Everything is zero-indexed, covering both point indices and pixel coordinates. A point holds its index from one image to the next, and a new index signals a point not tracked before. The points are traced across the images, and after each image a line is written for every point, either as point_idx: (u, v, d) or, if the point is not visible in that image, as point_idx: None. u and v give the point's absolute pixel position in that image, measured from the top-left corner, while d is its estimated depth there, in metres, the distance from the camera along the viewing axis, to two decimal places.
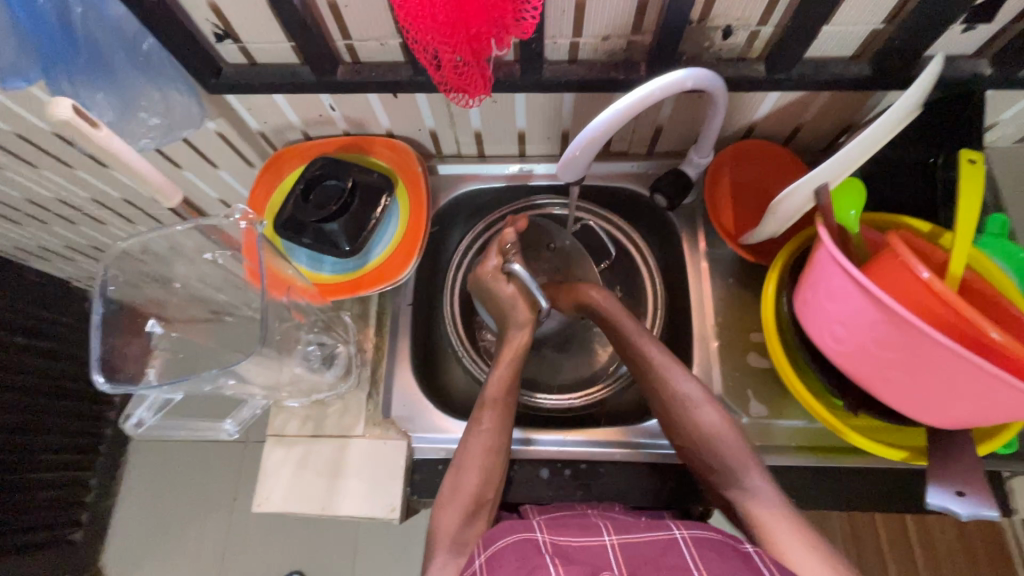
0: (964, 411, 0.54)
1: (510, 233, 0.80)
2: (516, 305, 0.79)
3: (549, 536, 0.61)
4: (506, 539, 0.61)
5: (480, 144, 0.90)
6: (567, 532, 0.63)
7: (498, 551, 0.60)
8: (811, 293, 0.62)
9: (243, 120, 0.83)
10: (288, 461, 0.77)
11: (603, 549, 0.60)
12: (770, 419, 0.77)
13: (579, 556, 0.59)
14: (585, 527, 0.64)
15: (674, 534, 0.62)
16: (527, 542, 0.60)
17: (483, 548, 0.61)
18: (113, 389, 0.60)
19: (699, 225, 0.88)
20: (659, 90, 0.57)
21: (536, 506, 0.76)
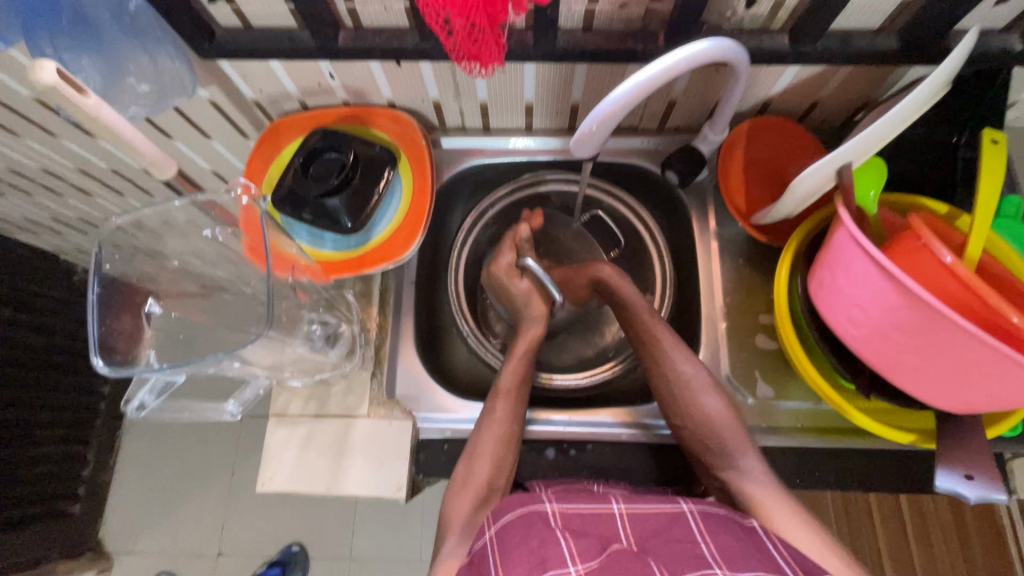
0: (979, 396, 0.54)
1: (525, 229, 0.82)
2: (531, 302, 0.81)
3: (557, 507, 0.60)
4: (515, 513, 0.59)
5: (485, 117, 0.87)
6: (576, 500, 0.62)
7: (505, 525, 0.58)
8: (827, 275, 0.61)
9: (236, 87, 0.79)
10: (291, 442, 0.76)
11: (609, 519, 0.59)
12: (775, 400, 0.77)
13: (585, 527, 0.58)
14: (592, 497, 0.62)
15: (682, 507, 0.60)
16: (537, 513, 0.58)
17: (493, 521, 0.60)
18: (112, 372, 0.58)
19: (709, 204, 0.87)
20: (683, 62, 0.55)
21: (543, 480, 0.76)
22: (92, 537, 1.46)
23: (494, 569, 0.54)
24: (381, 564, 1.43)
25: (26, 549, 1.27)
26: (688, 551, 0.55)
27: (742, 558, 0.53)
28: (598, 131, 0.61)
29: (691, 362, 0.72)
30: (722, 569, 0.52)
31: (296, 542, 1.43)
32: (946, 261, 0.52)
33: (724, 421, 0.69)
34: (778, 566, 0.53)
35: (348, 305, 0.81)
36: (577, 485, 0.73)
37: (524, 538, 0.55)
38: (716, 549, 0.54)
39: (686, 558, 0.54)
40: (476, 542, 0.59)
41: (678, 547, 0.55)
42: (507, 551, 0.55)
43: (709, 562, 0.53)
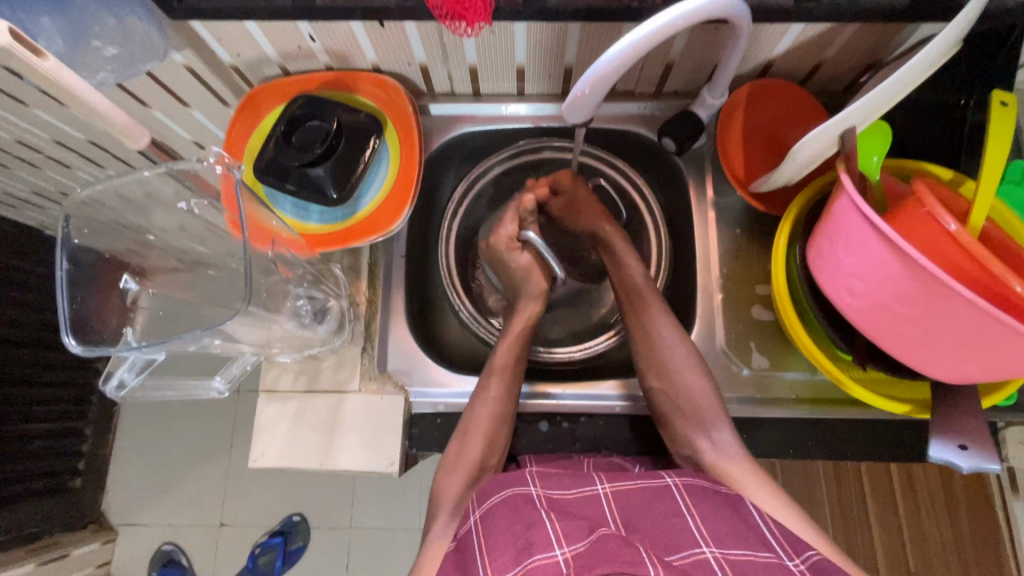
0: (976, 367, 0.53)
1: (530, 200, 0.80)
2: (531, 276, 0.79)
3: (542, 489, 0.59)
4: (500, 496, 0.59)
5: (475, 81, 0.83)
6: (560, 482, 0.61)
7: (490, 509, 0.59)
8: (827, 245, 0.59)
9: (213, 51, 0.75)
10: (282, 418, 0.76)
11: (596, 499, 0.59)
12: (772, 371, 0.76)
13: (572, 509, 0.57)
14: (577, 476, 0.61)
15: (668, 482, 0.60)
16: (519, 496, 0.58)
17: (478, 505, 0.61)
18: (86, 351, 0.57)
19: (707, 173, 0.84)
20: (683, 17, 0.51)
21: (535, 454, 0.75)
22: (94, 511, 1.47)
23: (480, 552, 0.55)
24: (380, 532, 1.45)
25: (27, 524, 1.28)
26: (676, 528, 0.55)
27: (729, 536, 0.55)
28: (587, 99, 0.58)
29: (678, 337, 0.72)
30: (709, 546, 0.53)
31: (296, 513, 1.46)
32: (949, 229, 0.51)
33: (706, 399, 0.69)
34: (770, 546, 0.55)
35: (336, 280, 0.79)
36: (568, 461, 0.72)
37: (510, 523, 0.55)
38: (704, 525, 0.55)
39: (675, 537, 0.54)
40: (462, 528, 0.61)
41: (667, 523, 0.56)
42: (494, 536, 0.55)
43: (698, 541, 0.54)
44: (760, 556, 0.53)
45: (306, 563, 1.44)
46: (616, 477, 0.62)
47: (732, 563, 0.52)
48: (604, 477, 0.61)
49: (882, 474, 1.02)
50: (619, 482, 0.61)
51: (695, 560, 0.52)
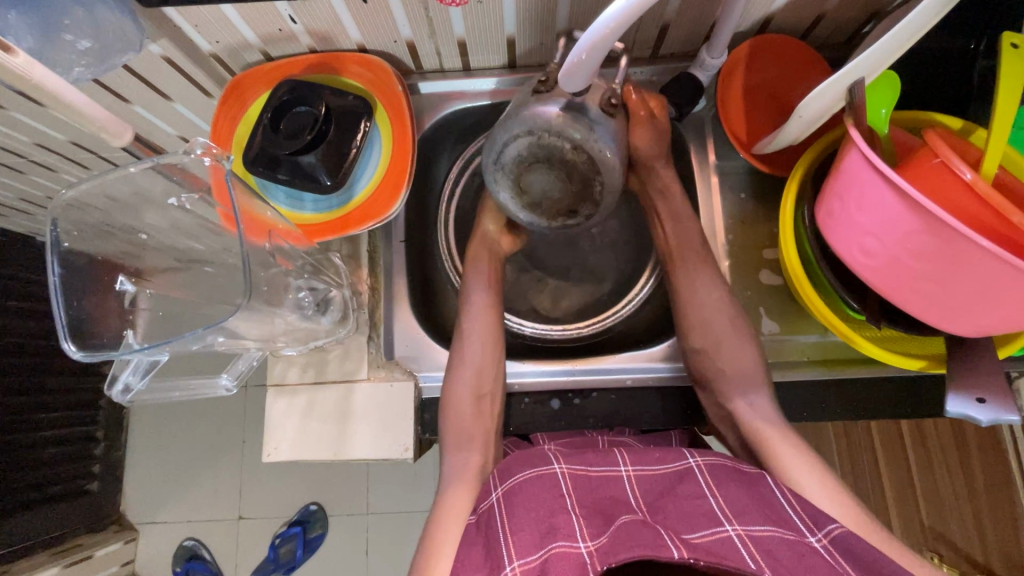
0: (994, 318, 0.52)
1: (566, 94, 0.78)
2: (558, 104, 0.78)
3: (566, 466, 0.59)
4: (525, 473, 0.58)
5: (465, 56, 0.81)
6: (585, 458, 0.61)
7: (514, 484, 0.58)
8: (838, 204, 0.58)
9: (191, 40, 0.72)
10: (292, 411, 0.75)
11: (617, 481, 0.59)
12: (783, 335, 0.76)
13: (595, 492, 0.58)
14: (599, 454, 0.61)
15: (689, 463, 0.60)
16: (545, 476, 0.57)
17: (500, 481, 0.60)
18: (86, 356, 0.56)
19: (708, 137, 0.82)
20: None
21: (548, 432, 0.76)
22: (112, 512, 1.48)
23: (503, 526, 0.54)
24: (397, 516, 1.47)
25: (48, 529, 1.29)
26: (698, 507, 0.55)
27: (751, 512, 0.54)
28: (584, 65, 0.56)
29: (723, 295, 0.72)
30: (731, 524, 0.53)
31: (313, 502, 1.47)
32: (965, 178, 0.49)
33: (753, 368, 0.69)
34: (790, 523, 0.53)
35: (336, 268, 0.76)
36: (581, 439, 0.73)
37: (533, 506, 0.55)
38: (725, 503, 0.55)
39: (695, 517, 0.54)
40: (484, 504, 0.59)
41: (690, 504, 0.56)
42: (517, 514, 0.55)
43: (719, 520, 0.53)
44: (785, 534, 0.52)
45: (327, 550, 1.46)
46: (639, 456, 0.62)
47: (757, 538, 0.51)
48: (628, 458, 0.61)
49: (897, 433, 1.00)
50: (642, 462, 0.61)
51: (716, 537, 0.52)
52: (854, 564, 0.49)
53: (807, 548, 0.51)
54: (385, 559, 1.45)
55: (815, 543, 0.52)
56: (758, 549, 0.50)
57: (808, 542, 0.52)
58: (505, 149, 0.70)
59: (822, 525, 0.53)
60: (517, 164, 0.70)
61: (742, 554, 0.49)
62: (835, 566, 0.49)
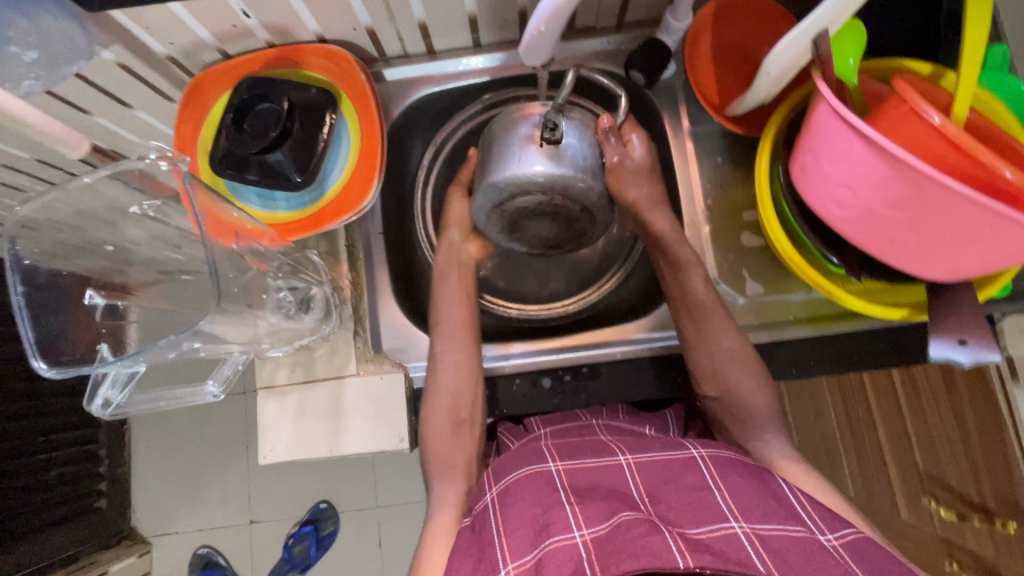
0: (971, 261, 0.52)
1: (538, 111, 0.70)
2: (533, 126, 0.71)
3: (561, 463, 0.59)
4: (522, 471, 0.59)
5: (427, 38, 0.79)
6: (583, 454, 0.61)
7: (513, 484, 0.58)
8: (811, 159, 0.57)
9: (144, 44, 0.70)
10: (284, 413, 0.75)
11: (618, 469, 0.58)
12: (768, 295, 0.76)
13: (594, 482, 0.57)
14: (598, 449, 0.61)
15: (693, 454, 0.59)
16: (542, 474, 0.57)
17: (495, 482, 0.60)
18: (58, 373, 0.57)
19: (681, 102, 0.81)
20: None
21: (543, 417, 0.75)
22: (124, 528, 1.49)
23: (497, 526, 0.54)
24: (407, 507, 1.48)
25: (61, 549, 1.29)
26: (701, 499, 0.53)
27: (758, 509, 0.52)
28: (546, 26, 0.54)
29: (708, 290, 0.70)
30: (738, 519, 0.51)
31: (322, 501, 1.48)
32: (934, 123, 0.49)
33: (737, 356, 0.69)
34: (801, 520, 0.52)
35: (315, 266, 0.76)
36: (576, 424, 0.71)
37: (532, 504, 0.54)
38: (731, 498, 0.53)
39: (699, 510, 0.52)
40: (480, 502, 0.60)
41: (691, 495, 0.54)
42: (513, 516, 0.54)
43: (725, 515, 0.51)
44: (793, 532, 0.50)
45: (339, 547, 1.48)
46: (640, 448, 0.61)
47: (767, 537, 0.49)
48: (628, 450, 0.61)
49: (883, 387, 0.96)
50: (642, 454, 0.60)
51: (721, 532, 0.50)
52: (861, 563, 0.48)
53: (815, 546, 0.49)
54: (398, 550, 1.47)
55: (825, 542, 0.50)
56: (766, 547, 0.48)
57: (817, 539, 0.50)
58: (506, 201, 0.68)
59: (834, 528, 0.52)
60: (518, 213, 0.70)
61: (749, 552, 0.47)
62: (844, 564, 0.47)
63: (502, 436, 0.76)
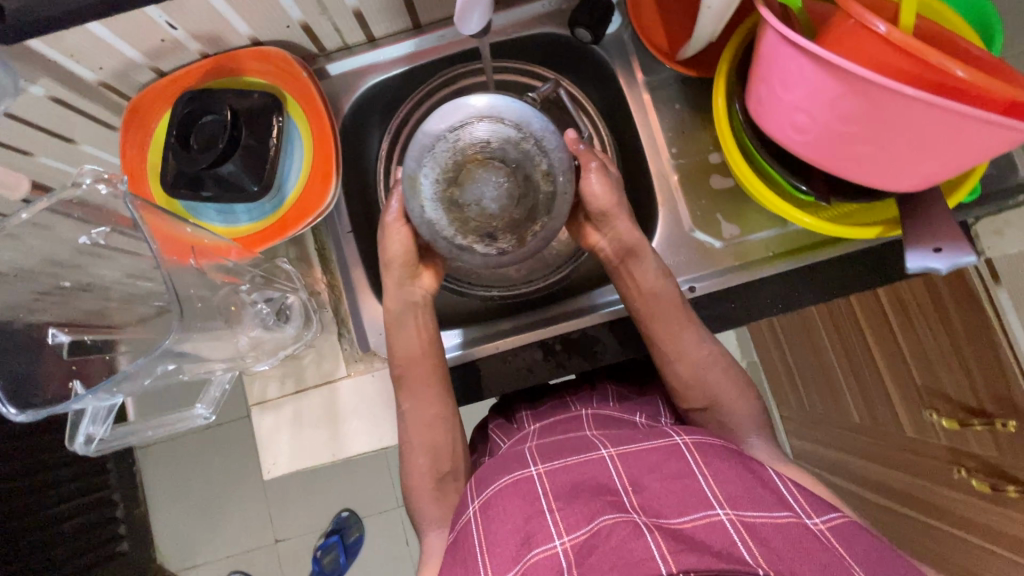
0: (933, 165, 0.52)
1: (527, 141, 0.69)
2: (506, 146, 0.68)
3: (542, 467, 0.55)
4: (501, 482, 0.55)
5: (365, 26, 0.77)
6: (561, 453, 0.58)
7: (490, 496, 0.54)
8: (765, 88, 0.57)
9: (73, 74, 0.67)
10: (280, 426, 0.74)
11: (600, 463, 0.55)
12: (743, 236, 0.77)
13: (575, 478, 0.54)
14: (578, 446, 0.58)
15: (676, 441, 0.56)
16: (521, 482, 0.54)
17: (476, 494, 0.56)
18: (33, 414, 0.55)
19: (631, 54, 0.80)
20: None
21: (533, 413, 0.75)
22: (151, 566, 1.49)
23: (479, 543, 0.51)
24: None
25: None
26: (685, 488, 0.51)
27: (744, 496, 0.50)
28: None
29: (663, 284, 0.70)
30: (723, 507, 0.49)
31: (344, 509, 1.48)
32: (880, 31, 0.48)
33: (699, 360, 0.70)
34: (788, 505, 0.50)
35: (287, 274, 0.75)
36: (566, 418, 0.69)
37: (511, 514, 0.51)
38: (717, 486, 0.51)
39: (684, 498, 0.50)
40: (462, 517, 0.56)
41: (674, 484, 0.51)
42: (494, 530, 0.51)
43: (710, 502, 0.49)
44: (780, 518, 0.48)
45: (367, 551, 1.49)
46: (622, 439, 0.58)
47: (754, 526, 0.47)
48: (609, 442, 0.58)
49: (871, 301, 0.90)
50: (624, 446, 0.57)
51: (704, 522, 0.48)
52: (851, 550, 0.46)
53: (802, 532, 0.47)
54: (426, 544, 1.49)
55: (813, 527, 0.48)
56: (752, 538, 0.46)
57: (805, 524, 0.48)
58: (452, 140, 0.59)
59: (822, 512, 0.49)
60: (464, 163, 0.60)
61: (735, 543, 0.45)
62: (835, 553, 0.45)
63: (495, 435, 0.76)
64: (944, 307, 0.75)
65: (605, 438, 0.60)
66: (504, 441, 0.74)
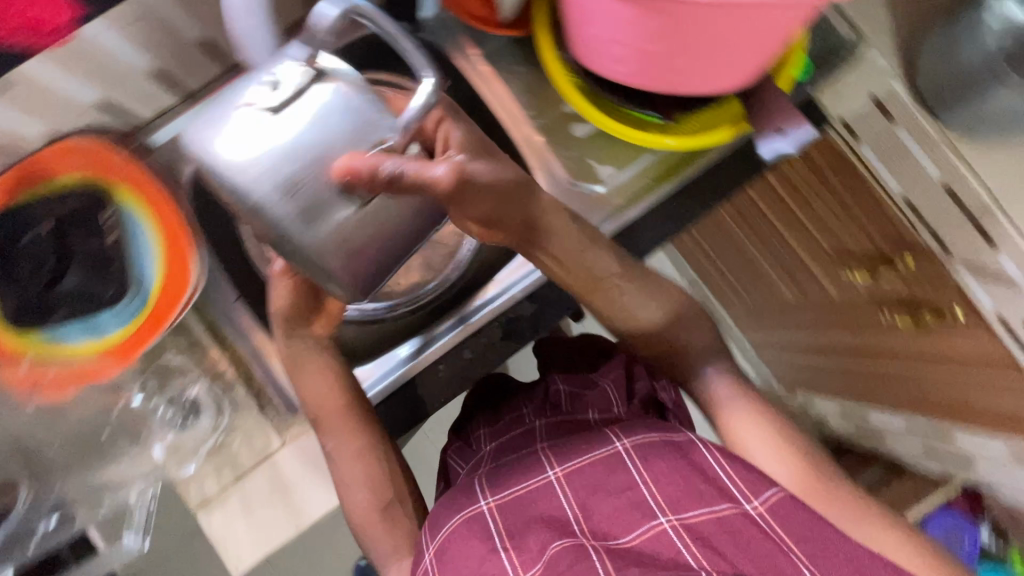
0: (744, 57, 0.53)
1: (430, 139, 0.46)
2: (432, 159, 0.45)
3: (490, 502, 0.57)
4: (452, 523, 0.56)
5: (160, 80, 0.67)
6: (507, 479, 0.59)
7: (445, 539, 0.55)
8: (579, 28, 0.57)
9: None
10: (230, 517, 0.66)
11: (549, 491, 0.57)
12: (619, 173, 0.72)
13: (526, 514, 0.56)
14: (524, 471, 0.59)
15: (617, 446, 0.58)
16: (470, 522, 0.55)
17: (431, 539, 0.55)
18: None
19: (454, 26, 0.74)
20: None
21: (489, 434, 0.73)
22: None
23: None
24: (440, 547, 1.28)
25: None
26: (632, 503, 0.55)
27: (683, 496, 0.54)
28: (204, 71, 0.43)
29: None
30: (666, 515, 0.53)
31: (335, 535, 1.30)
32: None
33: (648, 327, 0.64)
34: (725, 491, 0.54)
35: (179, 368, 0.70)
36: (517, 434, 0.70)
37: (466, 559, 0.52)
38: (658, 492, 0.54)
39: (628, 514, 0.54)
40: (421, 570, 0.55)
41: (621, 501, 0.55)
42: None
43: (652, 512, 0.53)
44: (717, 510, 0.53)
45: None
46: (567, 451, 0.59)
47: (697, 529, 0.52)
48: (554, 459, 0.59)
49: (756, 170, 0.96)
50: (571, 463, 0.58)
51: (650, 535, 0.53)
52: (789, 531, 0.51)
53: (738, 521, 0.52)
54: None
55: (753, 510, 0.52)
56: (694, 542, 0.51)
57: (742, 512, 0.52)
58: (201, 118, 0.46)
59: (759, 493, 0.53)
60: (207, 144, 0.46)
61: (680, 551, 0.51)
62: (773, 537, 0.51)
63: (451, 461, 0.75)
64: (841, 166, 0.84)
65: (551, 450, 0.60)
66: (462, 466, 0.73)
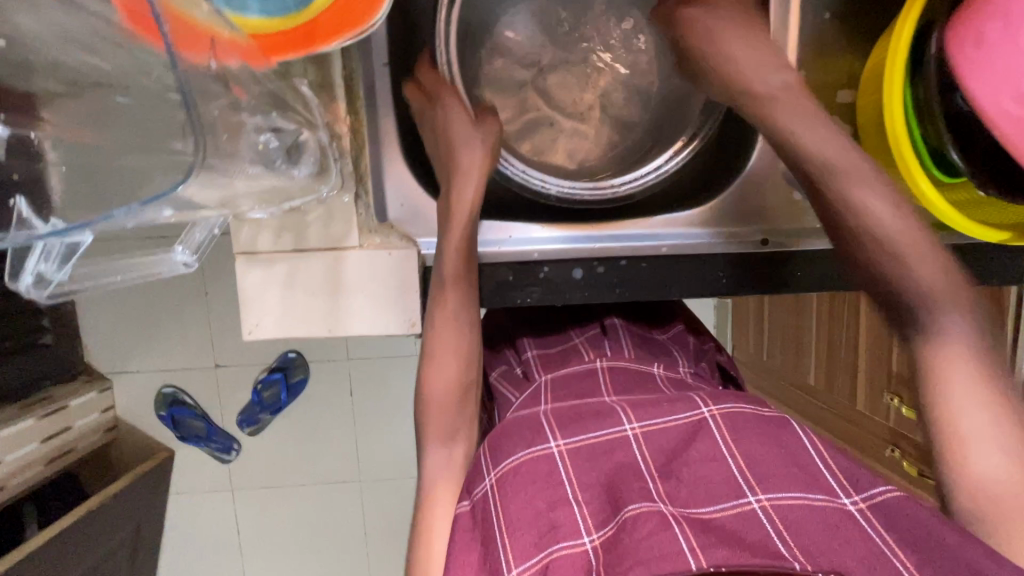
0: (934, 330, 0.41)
1: None
2: None
3: (564, 445, 0.43)
4: (516, 456, 0.42)
5: None
6: (580, 426, 0.44)
7: (508, 469, 0.42)
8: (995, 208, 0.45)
9: None
10: (267, 285, 0.50)
11: (621, 445, 0.43)
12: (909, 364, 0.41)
13: (598, 467, 0.42)
14: (600, 417, 0.45)
15: (702, 411, 0.43)
16: (538, 461, 0.42)
17: (491, 465, 0.43)
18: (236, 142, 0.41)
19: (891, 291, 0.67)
20: (1005, 103, 0.38)
21: (543, 358, 0.57)
22: None
23: (497, 526, 0.39)
24: (390, 483, 1.15)
25: None
26: (713, 477, 0.39)
27: (777, 472, 0.39)
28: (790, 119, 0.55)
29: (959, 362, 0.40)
30: (754, 493, 0.38)
31: (292, 351, 1.06)
32: None
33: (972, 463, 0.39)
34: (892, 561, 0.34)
35: None
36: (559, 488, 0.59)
37: (525, 500, 0.40)
38: (747, 465, 0.39)
39: (712, 486, 0.39)
40: (471, 494, 0.43)
41: (704, 469, 0.40)
42: (509, 507, 0.39)
43: (739, 486, 0.38)
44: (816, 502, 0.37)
45: (281, 481, 1.12)
46: (644, 395, 0.47)
47: (801, 508, 0.37)
48: (612, 390, 0.49)
49: (877, 445, 0.84)
50: (632, 404, 0.46)
51: (737, 513, 0.37)
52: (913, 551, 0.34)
53: (839, 517, 0.36)
54: (385, 534, 1.17)
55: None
56: (788, 529, 0.36)
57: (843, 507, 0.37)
58: None
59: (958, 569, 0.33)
60: None
61: (768, 536, 0.35)
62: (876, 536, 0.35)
63: (497, 385, 0.59)
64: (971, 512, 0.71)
65: (610, 376, 0.51)
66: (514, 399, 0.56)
